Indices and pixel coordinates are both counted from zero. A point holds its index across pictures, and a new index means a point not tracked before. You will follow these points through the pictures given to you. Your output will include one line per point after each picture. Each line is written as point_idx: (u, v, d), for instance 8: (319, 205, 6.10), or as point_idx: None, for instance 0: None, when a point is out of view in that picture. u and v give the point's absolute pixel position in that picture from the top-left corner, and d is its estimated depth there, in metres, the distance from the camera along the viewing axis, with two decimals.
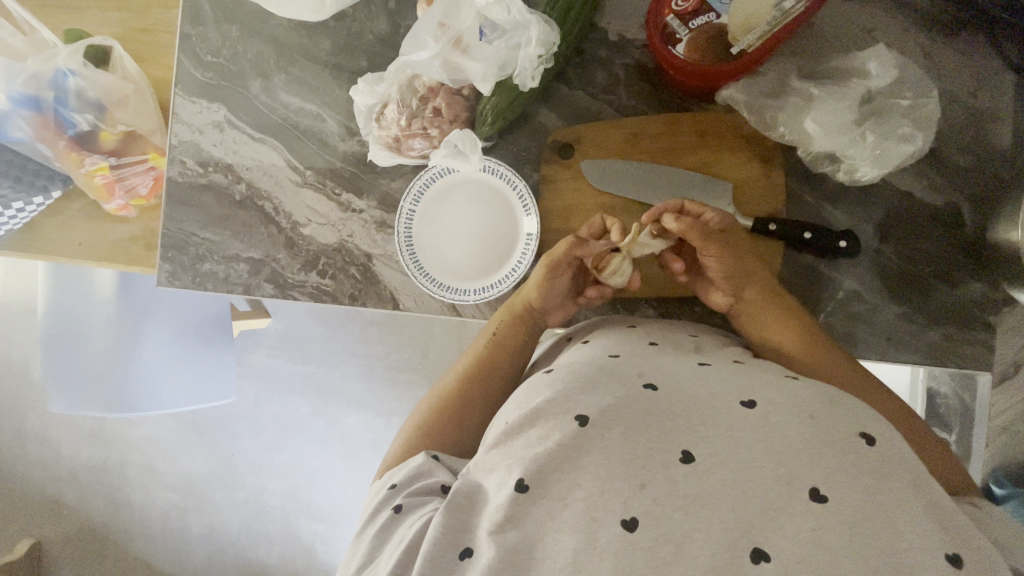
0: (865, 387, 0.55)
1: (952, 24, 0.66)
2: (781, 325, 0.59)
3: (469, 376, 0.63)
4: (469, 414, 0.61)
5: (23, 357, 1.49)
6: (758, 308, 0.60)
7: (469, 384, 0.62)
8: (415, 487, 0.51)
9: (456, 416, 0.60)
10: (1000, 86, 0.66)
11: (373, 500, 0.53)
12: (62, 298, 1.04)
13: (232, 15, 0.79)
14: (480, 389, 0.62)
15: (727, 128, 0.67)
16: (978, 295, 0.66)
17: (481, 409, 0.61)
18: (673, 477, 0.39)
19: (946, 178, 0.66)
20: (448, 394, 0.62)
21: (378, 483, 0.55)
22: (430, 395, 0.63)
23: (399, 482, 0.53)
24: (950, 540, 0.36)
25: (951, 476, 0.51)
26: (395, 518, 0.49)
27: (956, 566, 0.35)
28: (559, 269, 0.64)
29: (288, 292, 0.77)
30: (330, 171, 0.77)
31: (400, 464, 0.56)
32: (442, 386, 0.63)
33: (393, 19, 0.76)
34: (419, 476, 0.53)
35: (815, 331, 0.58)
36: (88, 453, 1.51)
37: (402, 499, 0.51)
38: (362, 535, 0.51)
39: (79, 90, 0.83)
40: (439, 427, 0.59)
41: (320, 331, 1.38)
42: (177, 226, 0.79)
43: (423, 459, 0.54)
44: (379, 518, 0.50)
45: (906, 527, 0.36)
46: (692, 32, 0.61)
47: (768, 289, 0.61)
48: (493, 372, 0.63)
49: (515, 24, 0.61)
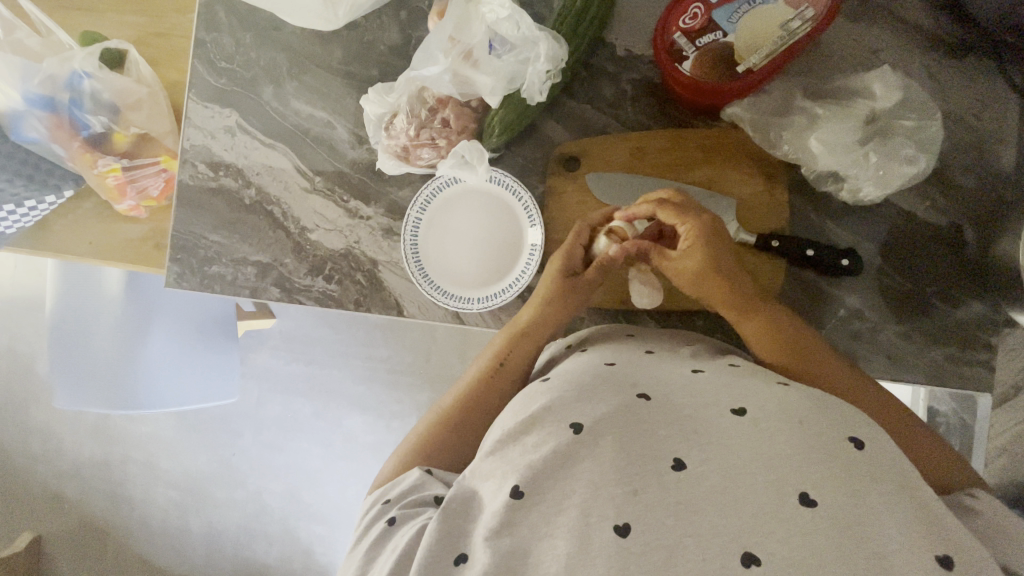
0: (869, 395, 0.55)
1: (957, 46, 0.67)
2: (770, 341, 0.57)
3: (471, 392, 0.62)
4: (466, 421, 0.60)
5: (29, 352, 1.50)
6: (758, 319, 0.58)
7: (470, 395, 0.61)
8: (408, 500, 0.52)
9: (454, 422, 0.60)
10: (1004, 108, 0.67)
11: (366, 515, 0.54)
12: (73, 295, 1.06)
13: (246, 23, 0.80)
14: (478, 404, 0.61)
15: (730, 145, 0.68)
16: (979, 316, 0.66)
17: (480, 418, 0.61)
18: (665, 484, 0.40)
19: (949, 199, 0.67)
20: (450, 405, 0.62)
21: (370, 498, 0.56)
22: (430, 414, 0.62)
23: (393, 497, 0.53)
24: (940, 541, 0.37)
25: (943, 469, 0.51)
26: (388, 530, 0.50)
27: (946, 567, 0.36)
28: (575, 254, 0.66)
29: (294, 296, 0.78)
30: (339, 177, 0.78)
31: (394, 480, 0.56)
32: (438, 410, 0.62)
33: (405, 30, 0.77)
34: (412, 491, 0.53)
35: (800, 342, 0.57)
36: (90, 449, 1.52)
37: (396, 511, 0.51)
38: (357, 546, 0.51)
39: (94, 92, 0.85)
40: (442, 432, 0.60)
41: (324, 333, 1.39)
42: (186, 228, 0.80)
43: (416, 474, 0.55)
44: (373, 531, 0.51)
45: (892, 529, 0.36)
46: (699, 50, 0.62)
47: (727, 283, 0.59)
48: (489, 386, 0.61)
49: (524, 40, 0.62)
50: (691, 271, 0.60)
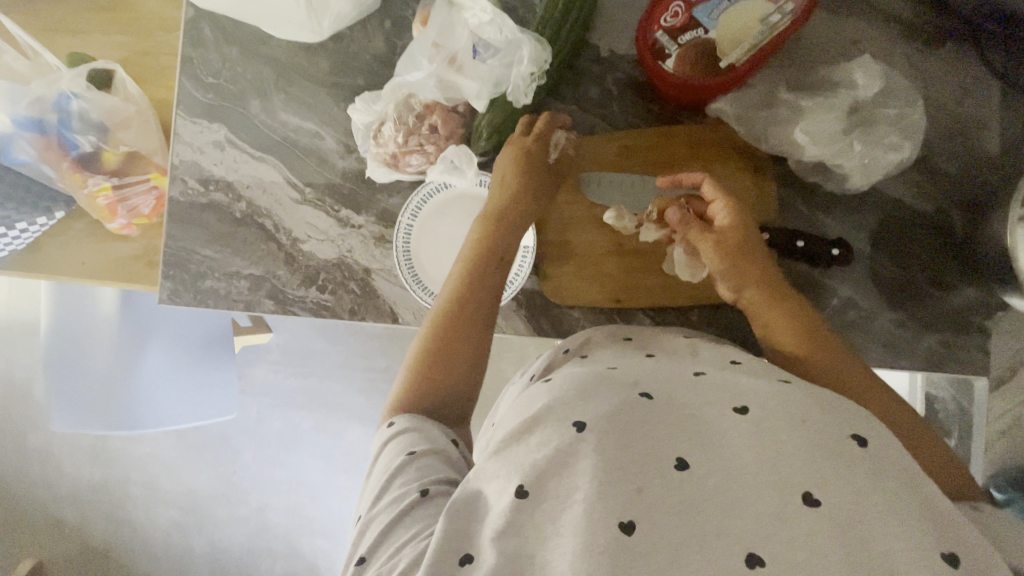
0: (849, 370, 0.55)
1: (937, 34, 0.68)
2: (785, 329, 0.58)
3: (465, 284, 0.61)
4: (466, 323, 0.59)
5: (24, 376, 1.49)
6: (763, 309, 0.60)
7: (468, 286, 0.61)
8: (442, 475, 0.50)
9: (437, 356, 0.58)
10: (986, 93, 0.67)
11: (388, 465, 0.51)
12: (65, 315, 1.05)
13: (232, 38, 0.80)
14: (469, 299, 0.61)
15: (716, 141, 0.68)
16: (971, 301, 0.66)
17: (472, 313, 0.60)
18: (668, 485, 0.40)
19: (936, 186, 0.67)
20: (449, 303, 0.60)
21: (392, 427, 0.54)
22: (427, 320, 0.61)
23: (421, 454, 0.51)
24: (945, 540, 0.37)
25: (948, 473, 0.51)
26: (420, 502, 0.48)
27: (953, 565, 0.36)
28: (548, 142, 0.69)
29: (289, 307, 0.78)
30: (329, 188, 0.78)
31: (417, 424, 0.54)
32: (433, 313, 0.61)
33: (390, 40, 0.78)
34: (444, 462, 0.52)
35: (819, 330, 0.57)
36: (89, 472, 1.51)
37: (427, 483, 0.49)
38: (377, 503, 0.49)
39: (82, 112, 0.84)
40: (449, 335, 0.58)
41: (320, 344, 1.38)
42: (178, 244, 0.80)
43: (451, 446, 0.54)
44: (399, 493, 0.49)
45: (896, 528, 0.36)
46: (681, 47, 0.62)
47: (756, 263, 0.61)
48: (488, 273, 0.62)
49: (507, 43, 0.62)
50: (738, 238, 0.61)
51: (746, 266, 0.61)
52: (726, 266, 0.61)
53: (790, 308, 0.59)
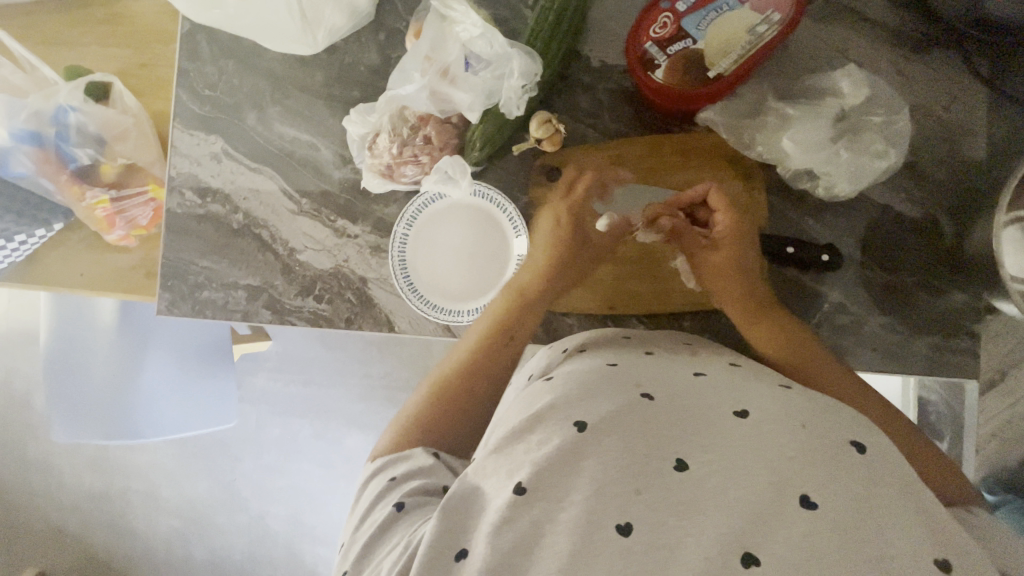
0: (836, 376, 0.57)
1: (924, 41, 0.69)
2: (766, 335, 0.61)
3: (495, 329, 0.65)
4: (490, 369, 0.63)
5: (24, 386, 1.49)
6: (743, 319, 0.63)
7: (496, 334, 0.64)
8: (415, 485, 0.52)
9: (460, 391, 0.61)
10: (973, 99, 0.68)
11: (370, 494, 0.54)
12: (65, 326, 1.06)
13: (228, 51, 0.81)
14: (498, 344, 0.64)
15: (708, 148, 0.69)
16: (961, 305, 0.67)
17: (499, 361, 0.63)
18: (668, 484, 0.40)
19: (924, 191, 0.68)
20: (477, 346, 0.64)
21: (373, 466, 0.57)
22: (454, 353, 0.65)
23: (398, 475, 0.54)
24: (938, 545, 0.37)
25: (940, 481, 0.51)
26: (395, 516, 0.50)
27: (945, 570, 0.36)
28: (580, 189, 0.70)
29: (286, 317, 0.79)
30: (325, 198, 0.79)
31: (398, 454, 0.57)
32: (460, 352, 0.64)
33: (384, 52, 0.79)
34: (420, 473, 0.54)
35: (799, 341, 0.60)
36: (89, 482, 1.51)
37: (402, 497, 0.51)
38: (359, 529, 0.51)
39: (80, 125, 0.86)
40: (474, 378, 0.62)
41: (319, 352, 1.39)
42: (175, 255, 0.80)
43: (426, 455, 0.56)
44: (378, 513, 0.51)
45: (886, 532, 0.37)
46: (670, 58, 0.63)
47: (742, 281, 0.63)
48: (517, 322, 0.65)
49: (499, 57, 0.64)
50: (728, 253, 0.64)
51: (729, 285, 0.64)
52: (711, 279, 0.65)
53: (775, 318, 0.62)
